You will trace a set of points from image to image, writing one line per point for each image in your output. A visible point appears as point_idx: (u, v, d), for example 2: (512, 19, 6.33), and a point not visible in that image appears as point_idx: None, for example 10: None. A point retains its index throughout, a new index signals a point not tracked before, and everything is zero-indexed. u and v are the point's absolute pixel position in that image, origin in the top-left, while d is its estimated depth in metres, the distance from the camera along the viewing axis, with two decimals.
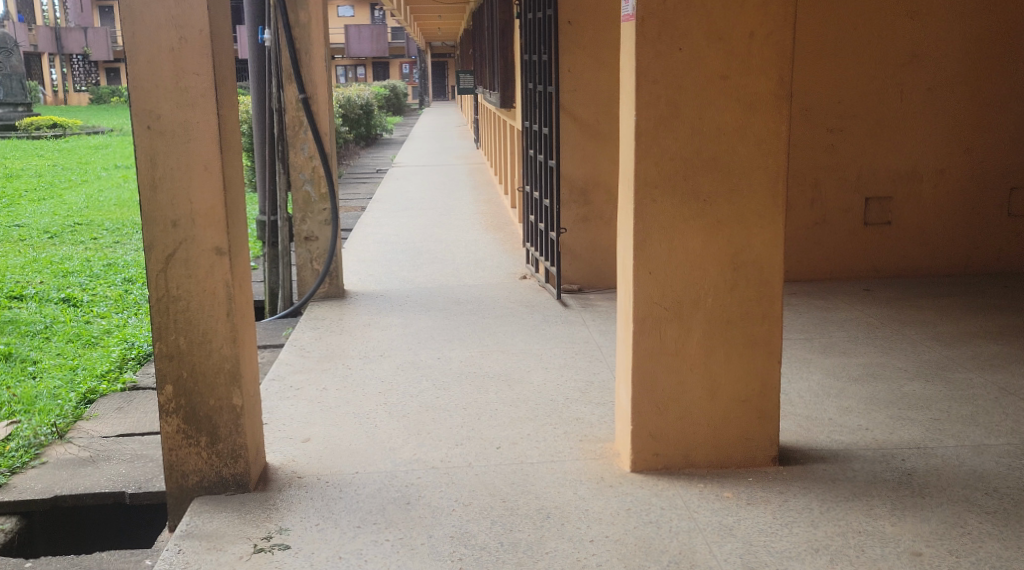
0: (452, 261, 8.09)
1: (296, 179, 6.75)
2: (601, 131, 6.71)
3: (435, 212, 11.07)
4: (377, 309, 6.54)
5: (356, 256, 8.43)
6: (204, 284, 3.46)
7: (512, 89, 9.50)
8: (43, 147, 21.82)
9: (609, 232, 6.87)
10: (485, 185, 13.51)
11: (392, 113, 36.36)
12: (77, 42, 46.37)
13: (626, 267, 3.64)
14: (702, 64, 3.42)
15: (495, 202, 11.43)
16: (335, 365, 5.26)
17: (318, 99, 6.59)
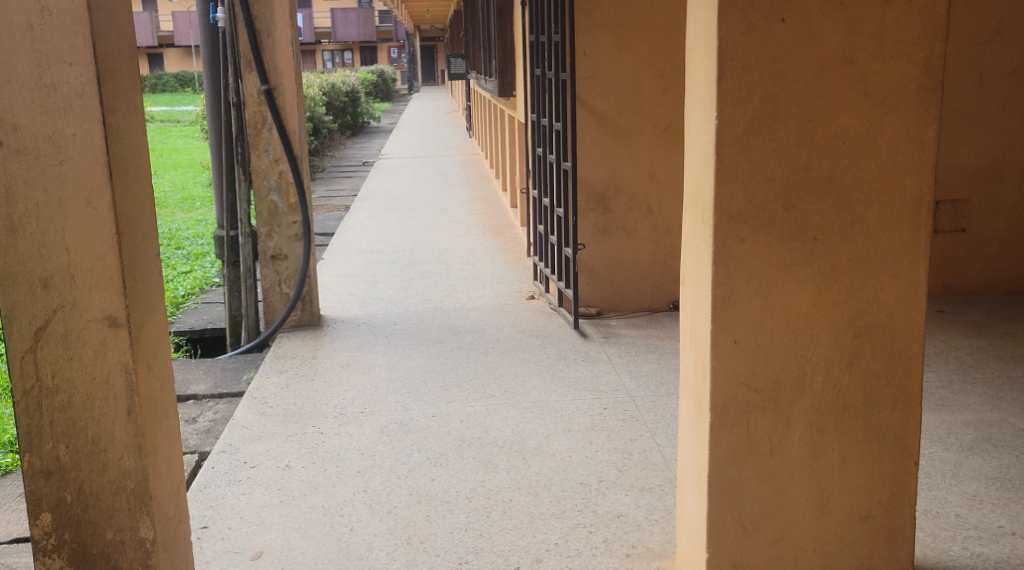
0: (447, 277, 7.02)
1: (260, 187, 5.66)
2: (622, 126, 5.63)
3: (426, 213, 9.99)
4: (358, 344, 5.48)
5: (336, 271, 7.36)
6: (91, 370, 2.39)
7: (511, 76, 8.41)
8: None
9: (633, 246, 5.81)
10: (480, 181, 12.42)
11: (379, 99, 35.16)
12: None
13: (698, 332, 2.57)
14: (815, 42, 2.34)
15: (492, 202, 10.36)
16: (302, 428, 4.20)
17: (284, 91, 5.50)
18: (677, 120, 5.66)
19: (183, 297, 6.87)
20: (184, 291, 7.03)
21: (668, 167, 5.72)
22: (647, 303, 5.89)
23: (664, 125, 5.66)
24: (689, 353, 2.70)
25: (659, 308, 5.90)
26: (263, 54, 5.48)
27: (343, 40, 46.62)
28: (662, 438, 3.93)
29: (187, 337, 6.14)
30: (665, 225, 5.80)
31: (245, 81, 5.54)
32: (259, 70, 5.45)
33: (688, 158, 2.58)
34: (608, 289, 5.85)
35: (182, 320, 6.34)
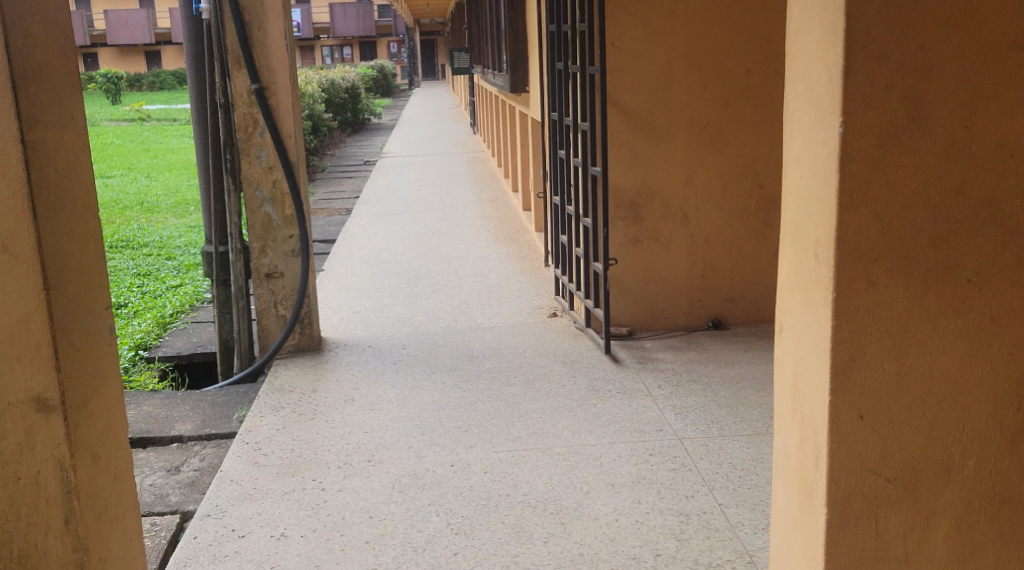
0: (459, 291, 6.43)
1: (251, 198, 5.07)
2: (655, 125, 5.04)
3: (434, 217, 9.40)
4: (364, 372, 4.90)
5: (339, 284, 6.79)
6: (18, 466, 1.90)
7: (524, 71, 7.82)
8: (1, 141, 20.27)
9: (668, 259, 5.22)
10: (487, 180, 11.83)
11: (379, 94, 34.56)
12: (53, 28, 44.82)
13: (806, 401, 1.99)
14: (976, 22, 1.74)
15: (502, 204, 9.79)
16: (301, 483, 3.63)
17: (278, 91, 4.94)
18: (716, 119, 5.06)
19: (171, 316, 6.30)
20: (173, 309, 6.46)
21: (705, 171, 5.13)
22: (683, 322, 5.30)
23: (701, 124, 5.06)
24: (789, 423, 2.11)
25: (697, 327, 5.32)
26: (253, 49, 4.89)
27: (342, 35, 46.00)
28: (723, 494, 3.36)
29: (174, 363, 5.56)
30: (704, 235, 5.21)
31: (234, 80, 4.95)
32: (249, 68, 4.86)
33: (792, 175, 2.00)
34: (640, 305, 5.27)
35: (169, 343, 5.76)
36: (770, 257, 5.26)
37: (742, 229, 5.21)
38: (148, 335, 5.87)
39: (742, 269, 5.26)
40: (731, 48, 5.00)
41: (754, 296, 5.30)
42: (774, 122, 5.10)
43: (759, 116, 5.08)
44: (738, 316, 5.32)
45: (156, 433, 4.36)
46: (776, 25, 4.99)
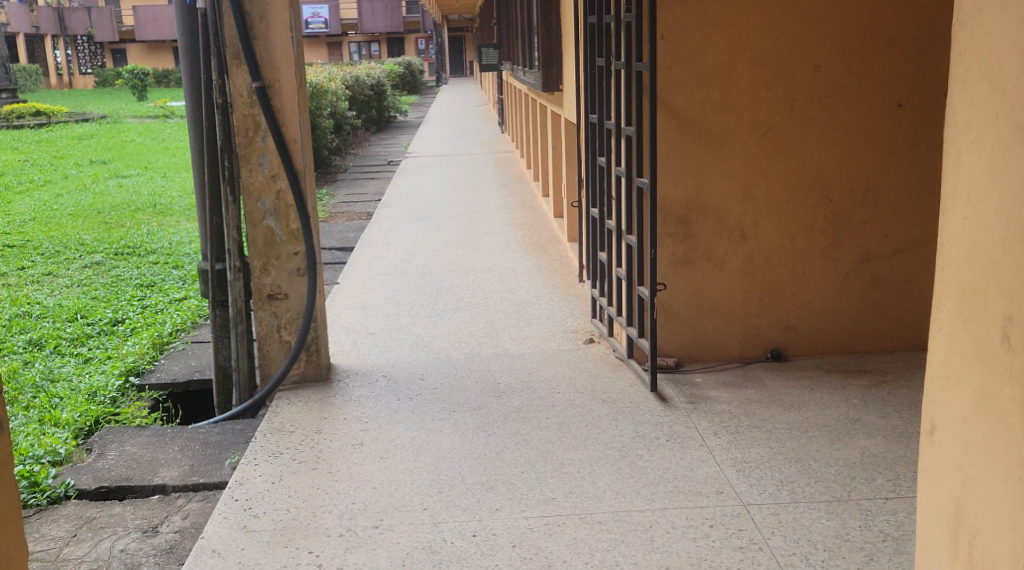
0: (484, 311, 5.85)
1: (252, 210, 4.51)
2: (709, 130, 4.46)
3: (459, 225, 8.83)
4: (376, 409, 4.33)
5: (354, 301, 6.24)
6: None
7: (557, 68, 7.25)
8: (21, 139, 20.00)
9: (721, 280, 4.62)
10: (515, 184, 11.24)
11: (405, 91, 34.08)
12: (82, 24, 44.82)
13: (980, 538, 1.86)
14: None
15: (532, 211, 9.20)
16: (295, 556, 3.05)
17: (282, 91, 4.38)
18: (778, 123, 4.46)
19: (169, 336, 5.78)
20: (172, 329, 5.93)
21: (766, 182, 4.53)
22: (738, 352, 4.69)
23: (761, 128, 4.47)
24: (948, 554, 1.99)
25: (753, 357, 4.71)
26: (255, 42, 4.35)
27: (369, 32, 45.59)
28: None
29: (168, 392, 5.02)
30: (763, 254, 4.60)
31: (232, 77, 4.38)
32: (249, 62, 4.30)
33: (952, 293, 1.91)
34: (689, 334, 4.67)
35: (164, 368, 5.23)
36: (838, 279, 4.63)
37: (806, 247, 4.59)
38: (142, 359, 5.35)
39: (806, 293, 4.64)
40: (797, 43, 4.39)
41: (818, 324, 4.67)
42: (845, 125, 4.48)
43: (827, 119, 4.47)
44: (800, 346, 4.70)
45: (137, 481, 3.82)
46: (848, 15, 4.38)
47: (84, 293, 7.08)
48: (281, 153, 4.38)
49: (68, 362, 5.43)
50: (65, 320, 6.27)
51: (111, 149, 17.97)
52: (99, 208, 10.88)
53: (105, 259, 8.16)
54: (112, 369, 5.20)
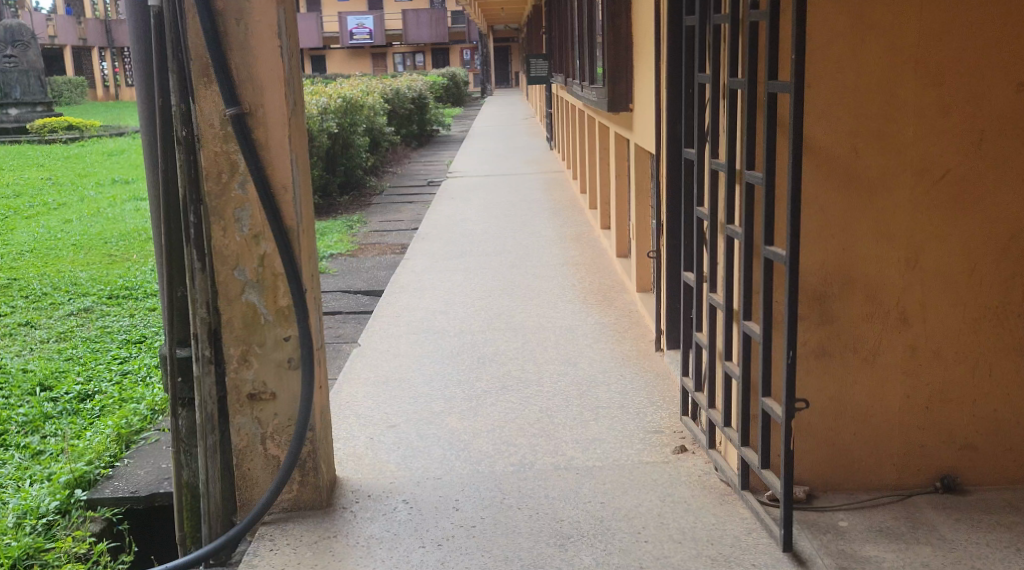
0: (537, 396, 4.59)
1: (228, 281, 3.32)
2: (861, 174, 3.18)
3: (505, 265, 7.60)
4: (391, 564, 3.10)
5: (377, 376, 5.03)
6: None
7: (625, 86, 6.00)
8: (49, 155, 19.20)
9: (873, 382, 3.33)
10: (568, 212, 10.00)
11: (449, 103, 33.12)
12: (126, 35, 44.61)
13: None
14: None
15: (589, 249, 7.96)
16: None
17: (268, 121, 3.21)
18: (962, 164, 3.18)
19: (141, 424, 4.59)
20: (147, 412, 4.75)
21: (940, 246, 3.24)
22: (893, 482, 3.40)
23: (935, 172, 3.19)
24: None
25: (915, 488, 3.40)
26: (231, 54, 3.15)
27: (414, 42, 44.78)
28: None
29: (126, 510, 3.83)
30: (931, 346, 3.30)
31: (198, 102, 3.19)
32: (222, 82, 3.11)
33: None
34: (825, 454, 3.38)
35: (124, 475, 4.03)
36: None
37: (993, 338, 3.30)
38: (98, 460, 4.16)
39: (990, 400, 3.34)
40: (989, 51, 3.12)
41: (1006, 442, 3.39)
42: None
43: None
44: (979, 472, 3.41)
45: None
46: None
47: (59, 351, 5.94)
48: (266, 205, 3.19)
49: (9, 459, 4.26)
50: (23, 393, 5.13)
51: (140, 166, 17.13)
52: (107, 237, 9.82)
53: (96, 304, 7.04)
54: (57, 476, 4.01)
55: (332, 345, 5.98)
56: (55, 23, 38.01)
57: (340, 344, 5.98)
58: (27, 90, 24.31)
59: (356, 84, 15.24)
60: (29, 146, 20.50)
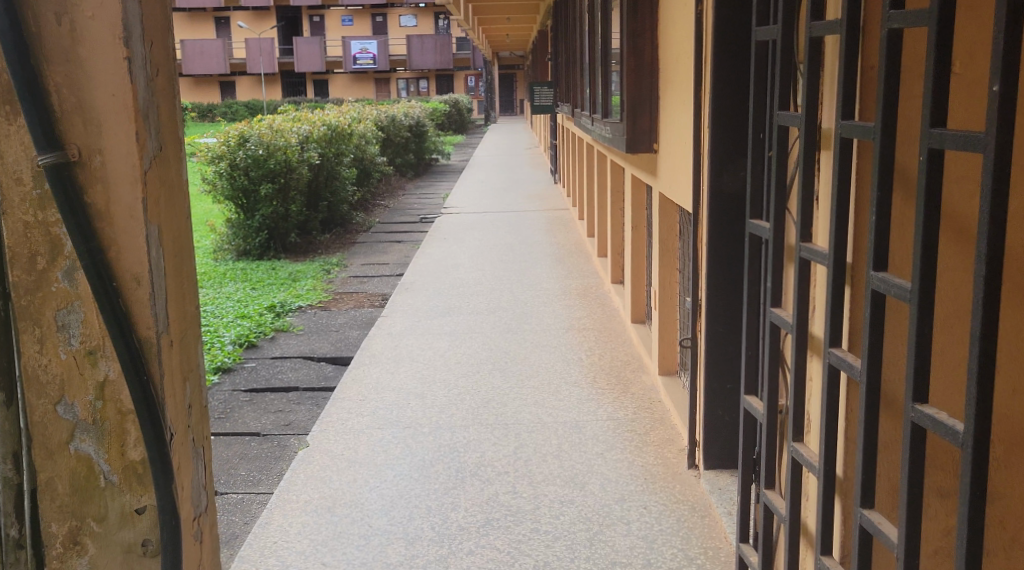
0: (531, 541, 3.38)
1: (48, 426, 2.02)
2: None
3: (499, 328, 6.42)
4: None
5: (321, 497, 3.82)
6: None
7: (645, 119, 4.83)
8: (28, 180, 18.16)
9: None
10: (573, 259, 8.83)
11: (451, 130, 32.15)
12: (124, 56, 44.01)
13: None
14: None
15: (600, 310, 6.79)
16: None
17: (114, 177, 1.91)
18: None
19: None
20: None
21: None
22: None
23: None
24: None
25: None
26: (47, 65, 1.86)
27: (418, 67, 43.90)
28: None
29: None
30: None
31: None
32: (28, 112, 1.82)
33: None
34: None
35: None
36: None
37: None
38: None
39: None
40: None
41: None
42: None
43: None
44: None
45: None
46: None
47: None
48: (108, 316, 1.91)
49: None
50: None
51: None
52: None
53: None
54: None
55: (277, 438, 4.78)
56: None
57: (287, 437, 4.78)
58: None
59: (347, 110, 14.13)
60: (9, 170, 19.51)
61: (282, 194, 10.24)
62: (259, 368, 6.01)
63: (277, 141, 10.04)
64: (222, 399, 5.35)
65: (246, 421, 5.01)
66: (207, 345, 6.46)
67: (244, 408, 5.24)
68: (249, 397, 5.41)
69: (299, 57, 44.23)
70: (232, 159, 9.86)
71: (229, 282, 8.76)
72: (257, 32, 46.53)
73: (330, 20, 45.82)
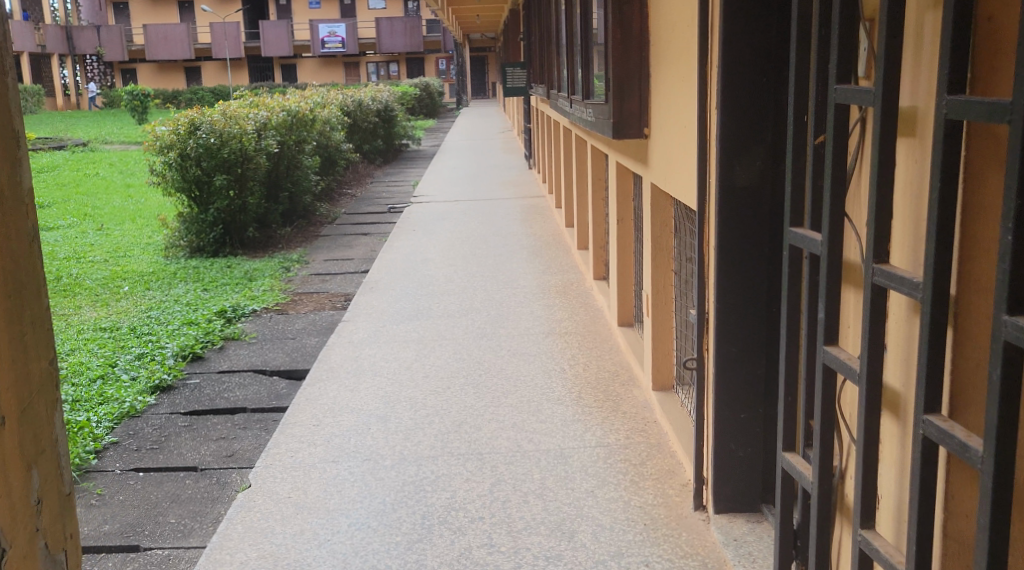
0: None
1: None
2: None
3: (472, 333, 5.80)
4: None
5: (260, 556, 3.20)
6: None
7: (634, 100, 4.22)
8: None
9: None
10: (551, 253, 8.22)
11: (422, 115, 31.41)
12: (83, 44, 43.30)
13: None
14: None
15: (583, 311, 6.19)
16: None
17: None
18: None
19: None
20: None
21: None
22: None
23: None
24: None
25: None
26: None
27: (387, 51, 42.99)
28: None
29: None
30: None
31: None
32: None
33: None
34: None
35: None
36: None
37: None
38: None
39: None
40: None
41: None
42: None
43: None
44: None
45: None
46: None
47: None
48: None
49: None
50: None
51: (68, 185, 15.37)
52: None
53: None
54: None
55: (217, 474, 4.12)
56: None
57: (229, 473, 4.13)
58: None
59: (310, 94, 13.39)
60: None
61: (238, 186, 9.53)
62: (203, 385, 5.34)
63: (231, 128, 9.34)
64: (157, 425, 4.68)
65: (182, 453, 4.35)
66: (146, 358, 5.78)
67: (181, 435, 4.58)
68: (188, 421, 4.75)
69: (265, 41, 43.20)
70: (183, 148, 9.15)
71: (179, 283, 8.07)
72: (222, 16, 45.43)
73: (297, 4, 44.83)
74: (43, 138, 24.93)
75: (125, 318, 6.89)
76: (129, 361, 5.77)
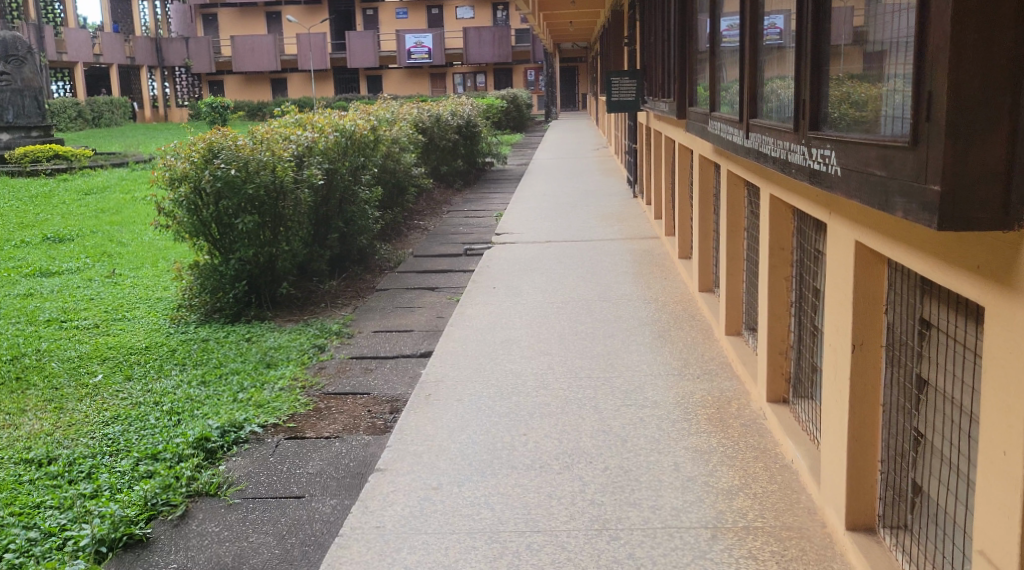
0: None
1: None
2: None
3: (579, 520, 3.46)
4: None
5: None
6: None
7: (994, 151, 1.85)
8: (27, 192, 15.98)
9: None
10: (685, 337, 5.83)
11: (508, 128, 29.18)
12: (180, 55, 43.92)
13: None
14: None
15: (760, 469, 3.81)
16: None
17: None
18: None
19: None
20: None
21: None
22: None
23: None
24: None
25: None
26: None
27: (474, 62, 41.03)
28: None
29: None
30: None
31: None
32: None
33: None
34: None
35: None
36: None
37: None
38: None
39: None
40: None
41: None
42: None
43: None
44: None
45: None
46: None
47: None
48: None
49: None
50: None
51: (109, 212, 13.53)
52: None
53: None
54: None
55: None
56: (70, 39, 35.85)
57: None
58: (21, 112, 21.72)
59: (375, 109, 11.21)
60: (16, 179, 17.69)
61: (270, 229, 7.39)
62: None
63: (260, 156, 7.21)
64: None
65: None
66: (51, 544, 3.57)
67: None
68: None
69: (350, 52, 41.75)
70: (198, 181, 7.07)
71: (172, 369, 5.90)
72: (306, 26, 44.18)
73: (384, 15, 43.41)
74: (109, 154, 23.61)
75: (69, 441, 4.73)
76: (27, 547, 3.56)
